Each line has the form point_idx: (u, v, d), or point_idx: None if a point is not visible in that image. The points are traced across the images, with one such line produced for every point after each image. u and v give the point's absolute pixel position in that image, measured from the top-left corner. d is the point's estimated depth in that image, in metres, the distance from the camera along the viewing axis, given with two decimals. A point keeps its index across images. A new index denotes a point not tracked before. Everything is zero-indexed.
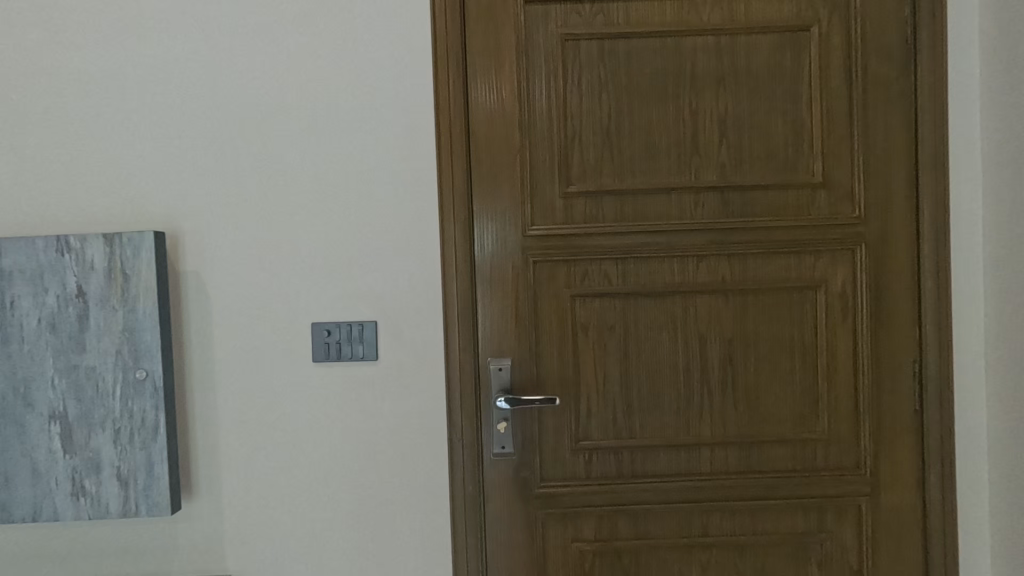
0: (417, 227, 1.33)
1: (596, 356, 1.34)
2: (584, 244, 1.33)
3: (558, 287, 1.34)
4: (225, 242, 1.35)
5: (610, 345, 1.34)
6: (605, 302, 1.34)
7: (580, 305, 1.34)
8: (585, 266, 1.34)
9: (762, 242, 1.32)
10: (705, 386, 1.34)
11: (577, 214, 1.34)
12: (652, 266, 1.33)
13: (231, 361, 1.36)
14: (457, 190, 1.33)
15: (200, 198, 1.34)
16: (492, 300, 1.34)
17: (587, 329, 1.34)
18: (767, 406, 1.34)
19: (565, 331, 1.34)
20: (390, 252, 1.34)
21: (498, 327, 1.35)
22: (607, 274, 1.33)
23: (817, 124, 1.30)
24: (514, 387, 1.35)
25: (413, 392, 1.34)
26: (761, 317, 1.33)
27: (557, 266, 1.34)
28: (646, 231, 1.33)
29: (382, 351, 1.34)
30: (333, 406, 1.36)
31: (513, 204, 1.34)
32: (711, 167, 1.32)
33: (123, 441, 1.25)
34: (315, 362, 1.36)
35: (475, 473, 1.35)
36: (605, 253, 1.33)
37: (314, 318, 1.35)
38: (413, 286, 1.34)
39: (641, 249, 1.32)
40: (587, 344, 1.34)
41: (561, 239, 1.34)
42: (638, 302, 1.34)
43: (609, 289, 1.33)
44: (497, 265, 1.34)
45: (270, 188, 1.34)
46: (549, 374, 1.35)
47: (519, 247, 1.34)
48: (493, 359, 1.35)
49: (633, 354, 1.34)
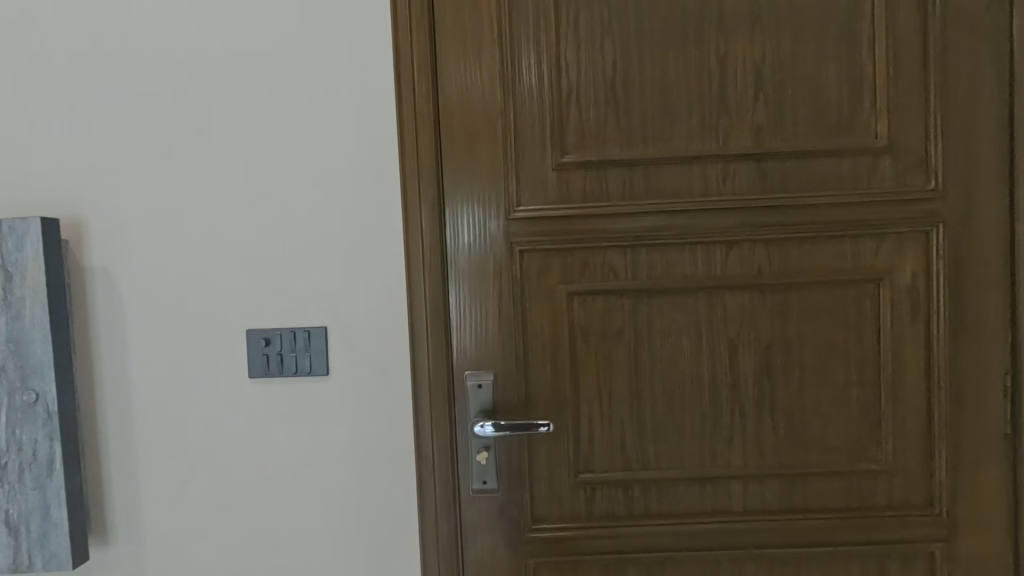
0: (374, 210, 1.07)
1: (600, 369, 1.08)
2: (583, 229, 1.06)
3: (552, 284, 1.07)
4: (140, 232, 1.09)
5: (618, 355, 1.08)
6: (610, 302, 1.07)
7: (578, 306, 1.07)
8: (585, 257, 1.06)
9: (809, 224, 1.04)
10: (737, 407, 1.08)
11: (575, 192, 1.06)
12: (670, 256, 1.06)
13: (151, 377, 1.11)
14: (424, 166, 1.06)
15: (107, 178, 1.09)
16: (470, 300, 1.08)
17: (588, 336, 1.08)
18: (814, 431, 1.07)
19: (561, 338, 1.07)
20: (342, 242, 1.08)
21: (478, 334, 1.08)
22: (613, 267, 1.06)
23: (881, 74, 1.02)
24: (498, 408, 1.09)
25: (372, 415, 1.09)
26: (807, 319, 1.06)
27: (551, 257, 1.07)
28: (661, 211, 1.05)
29: (333, 364, 1.09)
30: (275, 431, 1.11)
31: (495, 183, 1.07)
32: (744, 130, 1.04)
33: (11, 480, 1.01)
34: (253, 378, 1.10)
35: (450, 513, 1.09)
36: (610, 240, 1.06)
37: (250, 323, 1.10)
38: (371, 284, 1.07)
39: (656, 235, 1.05)
40: (588, 355, 1.08)
41: (554, 223, 1.07)
42: (652, 300, 1.07)
43: (617, 284, 1.06)
44: (475, 259, 1.08)
45: (194, 164, 1.09)
46: (541, 393, 1.08)
47: (503, 235, 1.08)
48: (472, 374, 1.08)
49: (646, 366, 1.08)
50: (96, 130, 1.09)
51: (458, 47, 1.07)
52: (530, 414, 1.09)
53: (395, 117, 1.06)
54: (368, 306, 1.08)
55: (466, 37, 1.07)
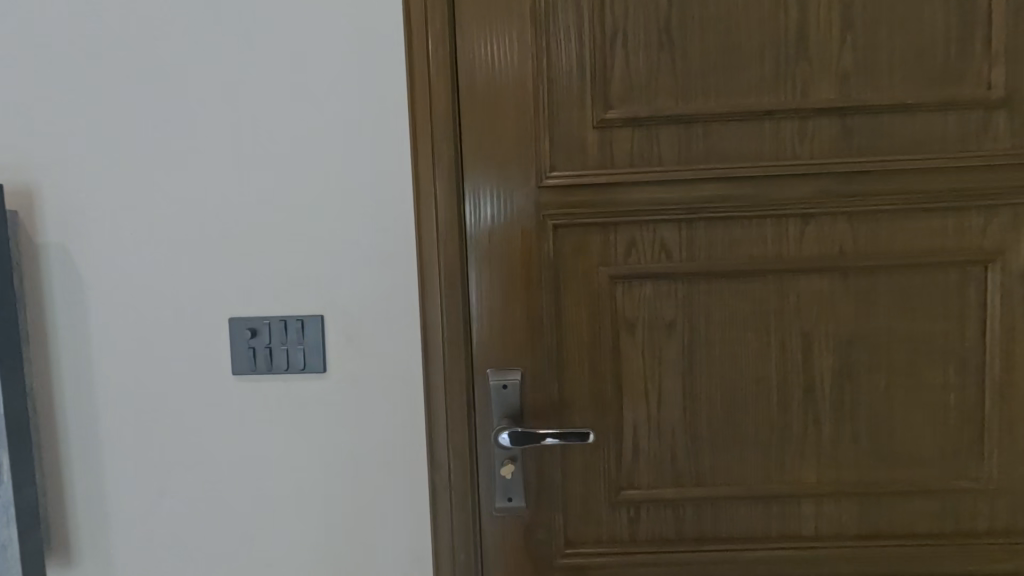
0: (379, 180, 0.90)
1: (647, 367, 0.91)
2: (630, 199, 0.88)
3: (591, 266, 0.90)
4: (105, 204, 0.93)
5: (668, 350, 0.90)
6: (661, 287, 0.90)
7: (622, 293, 0.90)
8: (631, 233, 0.89)
9: (904, 193, 0.86)
10: (810, 415, 0.90)
11: (620, 156, 0.88)
12: (733, 233, 0.88)
13: (120, 372, 0.96)
14: (439, 134, 0.89)
15: (67, 140, 0.93)
16: (493, 285, 0.91)
17: (634, 329, 0.90)
18: (903, 442, 0.90)
19: (601, 331, 0.90)
20: (341, 217, 0.91)
21: (502, 326, 0.91)
22: (665, 245, 0.89)
23: (999, 9, 0.83)
24: (525, 412, 0.92)
25: (377, 419, 0.93)
26: (898, 307, 0.88)
27: (590, 232, 0.89)
28: (725, 178, 0.87)
29: (331, 359, 0.93)
30: (264, 436, 0.95)
31: (524, 156, 0.90)
32: (827, 78, 0.85)
33: None
34: (238, 375, 0.95)
35: (468, 535, 0.92)
36: (662, 212, 0.88)
37: (232, 311, 0.94)
38: (375, 268, 0.91)
39: (717, 205, 0.87)
40: (633, 351, 0.91)
41: (592, 192, 0.89)
42: (711, 286, 0.89)
43: (668, 267, 0.89)
44: (500, 241, 0.90)
45: (165, 124, 0.92)
46: (577, 396, 0.91)
47: (533, 209, 0.90)
48: (494, 373, 0.92)
49: (702, 365, 0.90)
50: (53, 84, 0.92)
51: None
52: (563, 421, 0.92)
53: (405, 76, 0.88)
54: (370, 293, 0.91)
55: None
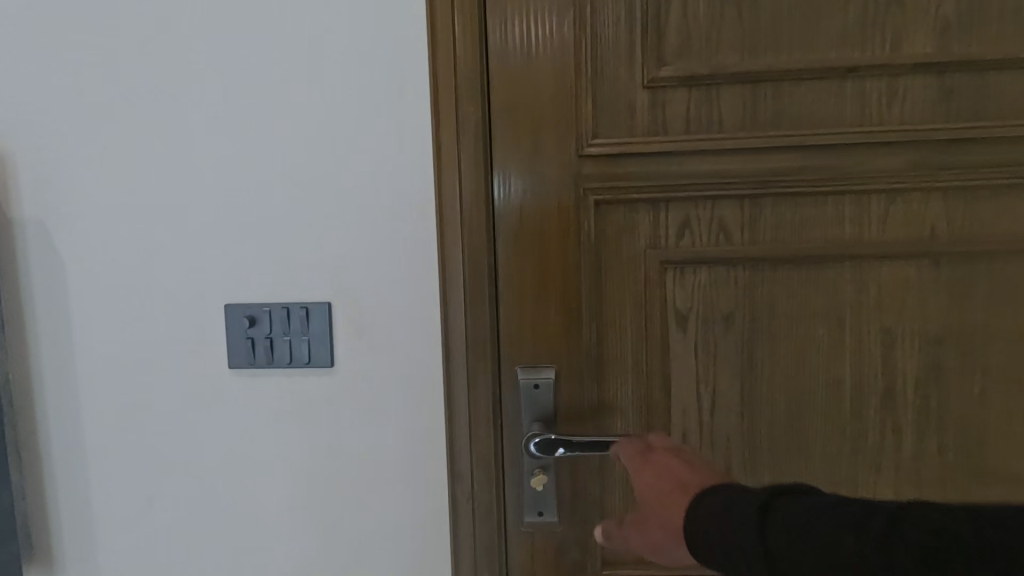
0: (395, 152, 0.79)
1: (700, 366, 0.79)
2: (684, 172, 0.76)
3: (637, 249, 0.78)
4: (92, 177, 0.84)
5: (725, 346, 0.79)
6: (717, 274, 0.78)
7: (673, 281, 0.78)
8: (683, 211, 0.77)
9: (1010, 166, 0.73)
10: (889, 424, 0.78)
11: (674, 121, 0.76)
12: (805, 211, 0.76)
13: (106, 362, 0.86)
14: (466, 104, 0.77)
15: (46, 105, 0.83)
16: (524, 269, 0.79)
17: (685, 322, 0.78)
18: (997, 457, 0.77)
19: (648, 324, 0.78)
20: (351, 194, 0.80)
21: (534, 315, 0.80)
22: (723, 225, 0.77)
23: None
24: (559, 415, 0.81)
25: (390, 421, 0.82)
26: (998, 301, 0.75)
27: (636, 210, 0.77)
28: (798, 147, 0.75)
29: (341, 352, 0.83)
30: (266, 437, 0.85)
31: (562, 134, 0.78)
32: (923, 30, 0.72)
33: None
34: (235, 369, 0.85)
35: (493, 553, 0.82)
36: (721, 187, 0.76)
37: (229, 297, 0.84)
38: (390, 252, 0.80)
39: (788, 179, 0.75)
40: (684, 348, 0.79)
41: (641, 164, 0.77)
42: (776, 273, 0.77)
43: (725, 251, 0.77)
44: (532, 222, 0.79)
45: (155, 87, 0.82)
46: (618, 399, 0.80)
47: (571, 183, 0.78)
48: (524, 370, 0.80)
49: (764, 365, 0.78)
50: (29, 40, 0.82)
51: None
52: (602, 427, 0.80)
53: (426, 33, 0.77)
54: (383, 279, 0.81)
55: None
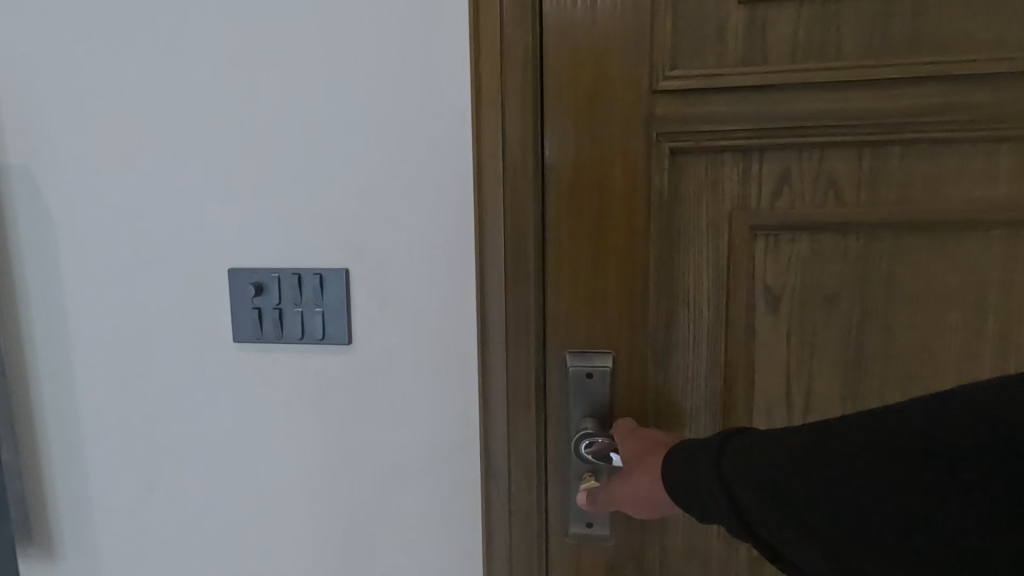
0: (425, 89, 0.65)
1: (792, 357, 0.64)
2: (786, 113, 0.60)
3: (720, 209, 0.63)
4: (80, 122, 0.73)
5: (826, 334, 0.63)
6: (822, 243, 0.62)
7: (764, 253, 0.63)
8: (783, 163, 0.61)
9: None
10: None
11: (775, 47, 0.60)
12: (944, 164, 0.59)
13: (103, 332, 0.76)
14: (513, 62, 0.62)
15: (30, 40, 0.73)
16: (578, 234, 0.65)
17: (777, 304, 0.64)
18: None
19: (730, 304, 0.64)
20: (373, 141, 0.67)
21: (589, 291, 0.66)
22: (834, 181, 0.61)
23: None
24: (616, 411, 0.67)
25: (415, 409, 0.71)
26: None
27: (722, 160, 0.62)
28: (939, 80, 0.58)
29: (360, 328, 0.71)
30: (276, 421, 0.75)
31: (631, 76, 0.62)
32: None
33: None
34: (242, 344, 0.74)
35: (532, 565, 0.70)
36: (834, 132, 0.60)
37: (234, 261, 0.73)
38: (417, 212, 0.67)
39: (926, 121, 0.58)
40: (774, 337, 0.64)
41: (730, 103, 0.61)
42: (902, 242, 0.61)
43: (833, 213, 0.61)
44: (589, 181, 0.64)
45: (149, 16, 0.70)
46: (689, 396, 0.66)
47: (639, 129, 0.63)
48: (575, 356, 0.67)
49: (877, 360, 0.63)
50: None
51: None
52: (667, 429, 0.67)
53: None
54: (408, 245, 0.68)
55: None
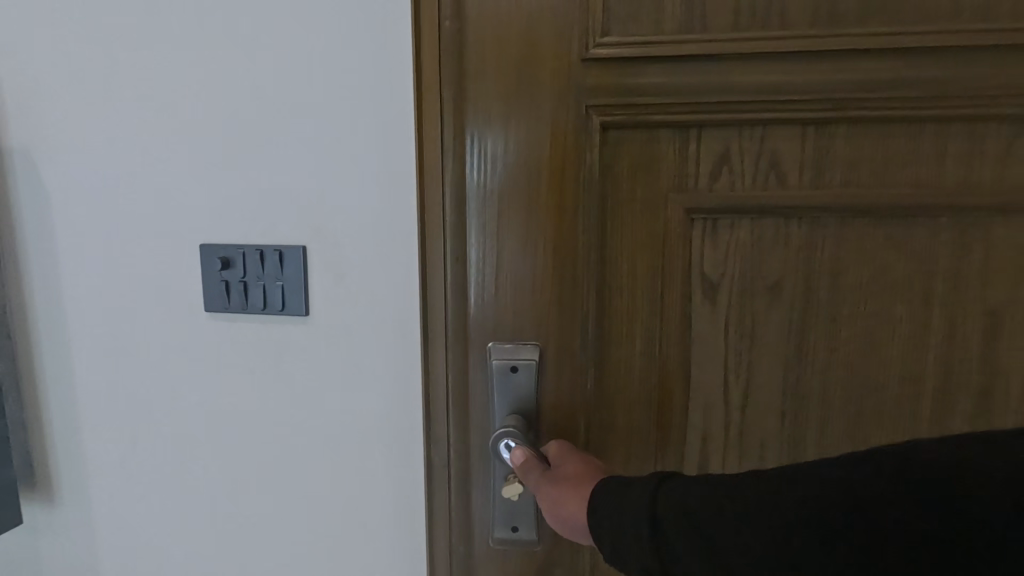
0: (373, 71, 0.67)
1: (726, 346, 0.63)
2: (727, 87, 0.59)
3: (656, 190, 0.61)
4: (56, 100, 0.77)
5: (768, 326, 0.62)
6: (763, 227, 0.60)
7: (702, 238, 0.62)
8: (724, 139, 0.60)
9: None
10: None
11: (716, 13, 0.58)
12: (893, 141, 0.57)
13: (86, 298, 0.81)
14: (443, 48, 0.61)
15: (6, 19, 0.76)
16: (510, 218, 0.63)
17: (716, 292, 0.62)
18: None
19: (664, 291, 0.63)
20: (325, 120, 0.69)
21: (521, 281, 0.65)
22: (776, 159, 0.59)
23: None
24: (540, 413, 0.66)
25: (364, 380, 0.74)
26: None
27: (659, 136, 0.61)
28: (886, 51, 0.56)
29: (315, 301, 0.74)
30: (243, 385, 0.79)
31: (561, 51, 0.60)
32: None
33: None
34: (211, 313, 0.78)
35: (468, 541, 0.72)
36: (775, 107, 0.58)
37: (203, 235, 0.77)
38: (365, 189, 0.70)
39: (871, 95, 0.56)
40: (712, 327, 0.63)
41: (669, 74, 0.59)
42: (849, 226, 0.59)
43: (774, 196, 0.59)
44: (518, 166, 0.63)
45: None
46: (622, 385, 0.65)
47: (570, 105, 0.61)
48: (498, 349, 0.66)
49: (820, 354, 0.61)
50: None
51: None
52: (600, 418, 0.66)
53: None
54: (357, 222, 0.71)
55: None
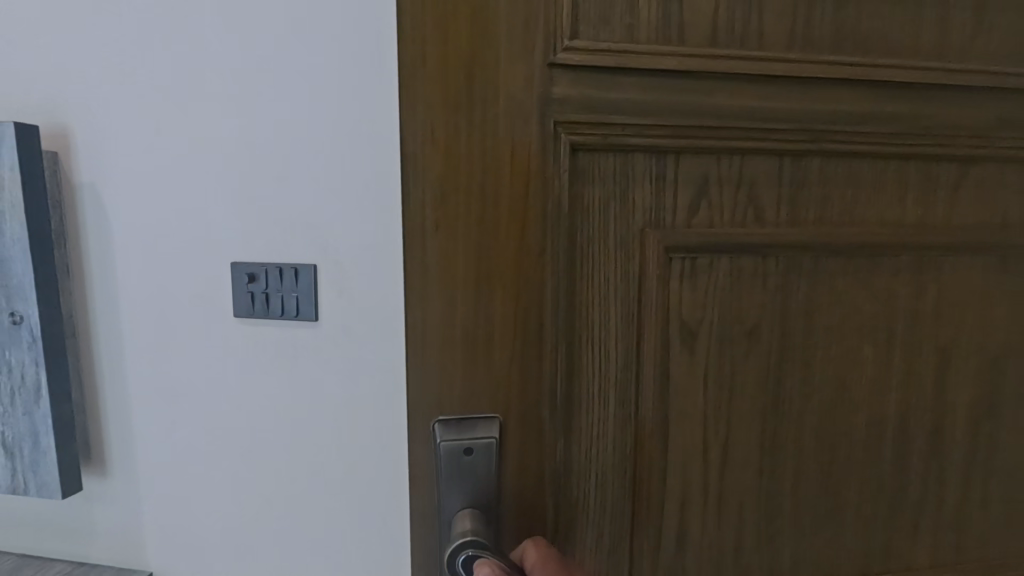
0: (376, 120, 0.82)
1: (698, 386, 0.61)
2: (706, 107, 0.56)
3: (631, 224, 0.58)
4: (111, 125, 0.88)
5: (745, 372, 0.62)
6: (741, 267, 0.60)
7: (680, 278, 0.59)
8: (701, 167, 0.58)
9: None
10: (935, 463, 0.66)
11: (694, 27, 0.55)
12: (861, 177, 0.60)
13: (137, 303, 0.93)
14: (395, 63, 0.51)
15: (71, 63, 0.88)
16: (464, 268, 0.54)
17: (693, 337, 0.60)
18: None
19: (639, 334, 0.59)
20: (338, 156, 0.83)
21: (486, 337, 0.55)
22: (752, 191, 0.59)
23: None
24: (499, 498, 0.57)
25: (367, 373, 0.88)
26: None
27: (633, 162, 0.57)
28: (856, 85, 0.57)
29: (326, 310, 0.87)
30: (266, 382, 0.91)
31: (519, 63, 0.52)
32: None
33: (4, 401, 0.93)
34: (237, 317, 0.89)
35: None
36: (754, 136, 0.57)
37: (233, 255, 0.87)
38: (368, 217, 0.84)
39: (843, 128, 0.58)
40: (689, 373, 0.61)
41: (644, 89, 0.55)
42: (818, 265, 0.61)
43: (751, 232, 0.59)
44: (471, 205, 0.53)
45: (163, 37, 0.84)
46: (596, 443, 0.60)
47: (533, 126, 0.53)
48: (445, 428, 0.56)
49: (796, 393, 0.63)
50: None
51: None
52: (574, 486, 0.60)
53: None
54: (362, 245, 0.85)
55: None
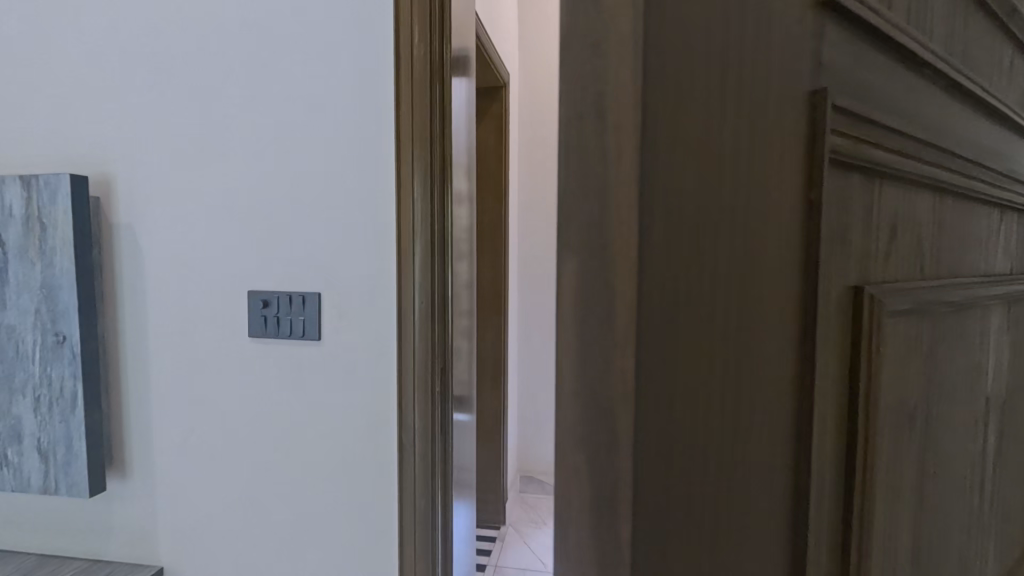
0: (374, 164, 0.87)
1: (898, 504, 0.40)
2: (910, 116, 0.37)
3: (847, 277, 0.35)
4: (152, 163, 0.94)
5: (921, 471, 0.42)
6: (924, 334, 0.41)
7: (888, 352, 0.38)
8: (896, 200, 0.38)
9: None
10: (980, 532, 0.59)
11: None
12: (976, 224, 0.48)
13: (165, 322, 0.96)
14: None
15: (119, 114, 0.95)
16: (696, 335, 0.30)
17: (895, 436, 0.39)
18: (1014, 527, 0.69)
19: (868, 445, 0.37)
20: (344, 196, 0.88)
21: (710, 476, 0.31)
22: (921, 240, 0.41)
23: None
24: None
25: (356, 396, 0.90)
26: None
27: (851, 181, 0.34)
28: (985, 112, 0.45)
29: (328, 333, 0.90)
30: (271, 403, 0.93)
31: (792, 26, 0.31)
32: None
33: (44, 411, 0.94)
34: (250, 338, 0.93)
35: (428, 523, 0.90)
36: (936, 164, 0.40)
37: (250, 284, 0.92)
38: (367, 250, 0.88)
39: (978, 165, 0.45)
40: (889, 491, 0.39)
41: (866, 74, 0.34)
42: (950, 323, 0.44)
43: (930, 282, 0.41)
44: (719, 224, 0.30)
45: (208, 95, 0.92)
46: None
47: (800, 141, 0.31)
48: None
49: (948, 494, 0.46)
50: (110, 46, 0.94)
51: (424, 7, 0.85)
52: None
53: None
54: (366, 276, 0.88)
55: (429, 13, 0.86)
